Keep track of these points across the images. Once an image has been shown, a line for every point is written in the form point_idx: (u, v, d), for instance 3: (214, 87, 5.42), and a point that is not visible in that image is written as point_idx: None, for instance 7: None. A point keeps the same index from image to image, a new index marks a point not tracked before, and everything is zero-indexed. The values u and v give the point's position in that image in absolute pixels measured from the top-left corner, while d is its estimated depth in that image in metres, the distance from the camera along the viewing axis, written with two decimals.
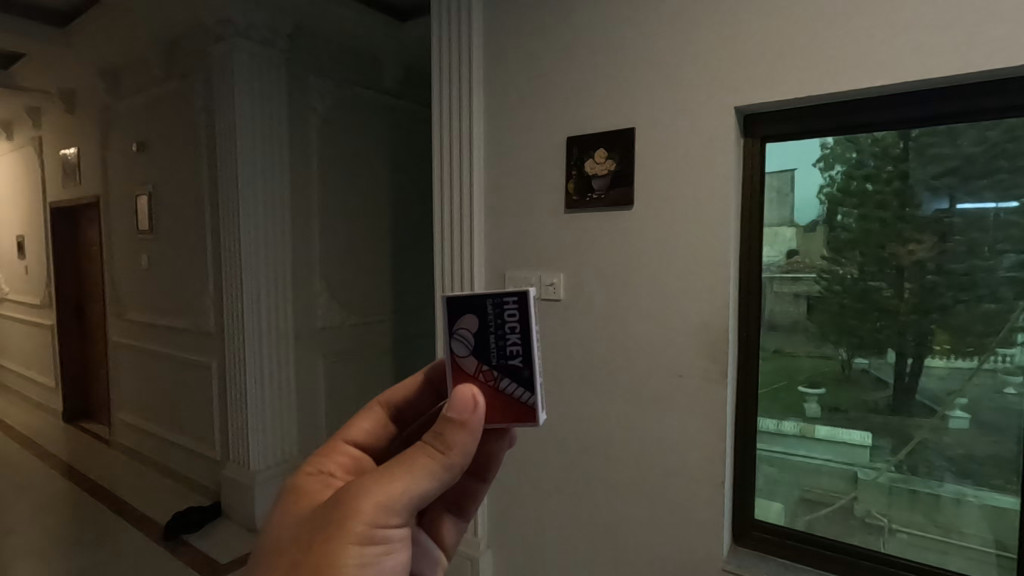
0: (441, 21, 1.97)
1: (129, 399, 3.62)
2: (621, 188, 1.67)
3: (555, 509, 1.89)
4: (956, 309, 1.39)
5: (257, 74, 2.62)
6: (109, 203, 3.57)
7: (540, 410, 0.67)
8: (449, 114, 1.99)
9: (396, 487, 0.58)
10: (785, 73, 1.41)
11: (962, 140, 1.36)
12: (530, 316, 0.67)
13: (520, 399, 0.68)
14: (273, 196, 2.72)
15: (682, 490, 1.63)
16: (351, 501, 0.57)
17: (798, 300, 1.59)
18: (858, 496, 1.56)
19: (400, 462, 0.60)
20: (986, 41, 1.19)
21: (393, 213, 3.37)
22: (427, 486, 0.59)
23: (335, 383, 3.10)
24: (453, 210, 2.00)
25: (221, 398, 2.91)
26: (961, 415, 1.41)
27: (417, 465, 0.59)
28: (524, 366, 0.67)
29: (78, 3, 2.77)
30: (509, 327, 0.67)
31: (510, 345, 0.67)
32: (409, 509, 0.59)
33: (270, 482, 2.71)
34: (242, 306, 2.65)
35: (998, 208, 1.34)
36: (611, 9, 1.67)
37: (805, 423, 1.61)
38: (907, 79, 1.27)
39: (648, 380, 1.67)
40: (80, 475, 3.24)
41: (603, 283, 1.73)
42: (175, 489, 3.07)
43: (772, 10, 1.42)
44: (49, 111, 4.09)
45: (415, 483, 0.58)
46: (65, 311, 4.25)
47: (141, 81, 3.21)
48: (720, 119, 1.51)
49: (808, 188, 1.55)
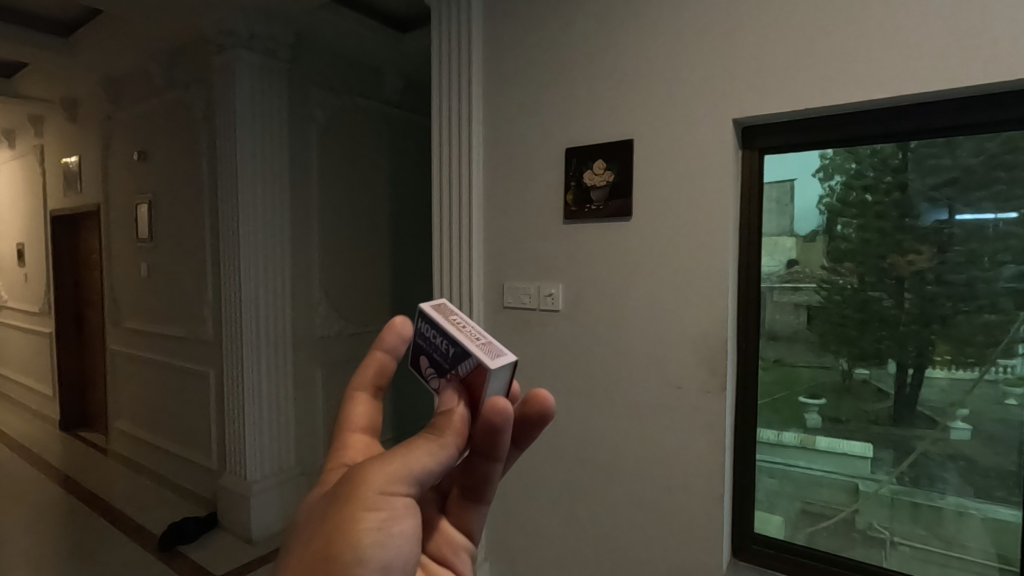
0: (441, 33, 1.99)
1: (126, 408, 3.60)
2: (619, 199, 1.68)
3: (552, 520, 1.87)
4: (956, 320, 1.39)
5: (258, 85, 2.64)
6: (109, 211, 3.58)
7: (486, 359, 0.57)
8: (449, 125, 2.00)
9: (393, 465, 0.53)
10: (783, 86, 1.42)
11: (961, 151, 1.36)
12: (433, 318, 0.62)
13: (473, 368, 0.58)
14: (274, 206, 2.73)
15: (682, 502, 1.62)
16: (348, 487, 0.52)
17: (798, 310, 1.59)
18: (859, 508, 1.55)
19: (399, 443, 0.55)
20: (983, 54, 1.20)
21: (393, 223, 3.38)
22: (431, 466, 0.54)
23: (333, 393, 3.09)
24: (451, 220, 2.01)
25: (218, 407, 2.90)
26: (962, 426, 1.41)
27: (417, 445, 0.54)
28: (457, 347, 0.59)
29: (82, 14, 2.80)
30: (432, 338, 0.62)
31: (441, 346, 0.61)
32: (411, 491, 0.53)
33: (267, 493, 2.69)
34: (241, 315, 2.65)
35: (998, 219, 1.34)
36: (609, 22, 1.69)
37: (805, 434, 1.60)
38: (905, 91, 1.28)
39: (646, 391, 1.66)
40: (75, 484, 3.22)
41: (602, 293, 1.73)
42: (171, 499, 3.05)
43: (770, 24, 1.43)
44: (51, 120, 4.11)
45: (416, 463, 0.53)
46: (63, 319, 4.25)
47: (143, 91, 3.23)
48: (718, 130, 1.52)
49: (808, 199, 1.55)
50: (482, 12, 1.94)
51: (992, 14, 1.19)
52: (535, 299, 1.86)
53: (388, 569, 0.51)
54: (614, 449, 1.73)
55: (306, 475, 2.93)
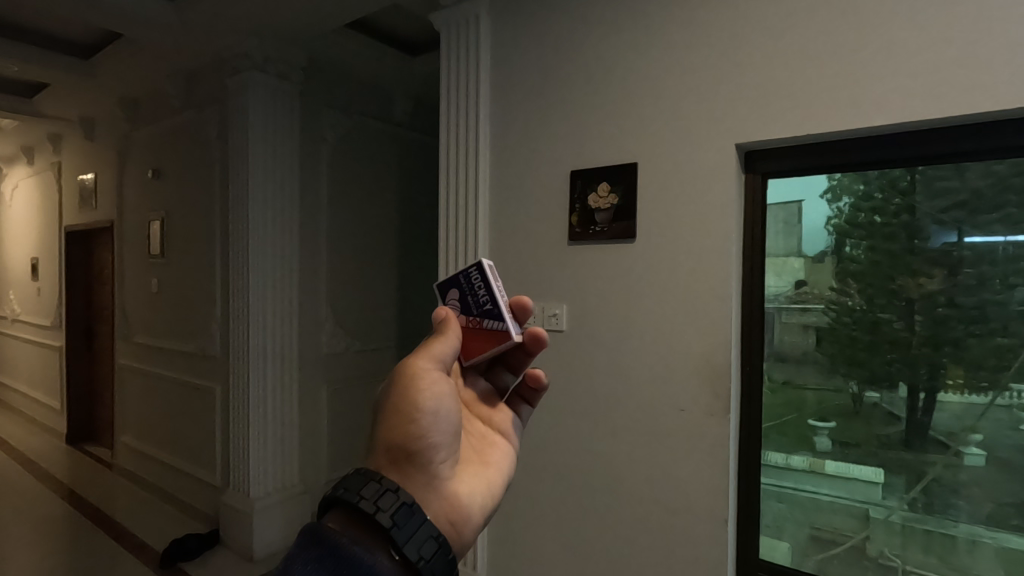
0: (450, 58, 2.04)
1: (133, 421, 3.62)
2: (623, 221, 1.69)
3: (554, 543, 1.86)
4: (968, 343, 1.38)
5: (270, 106, 2.70)
6: (122, 227, 3.64)
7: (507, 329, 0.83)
8: (456, 147, 2.04)
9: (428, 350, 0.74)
10: (787, 109, 1.44)
11: (969, 174, 1.36)
12: (488, 276, 0.86)
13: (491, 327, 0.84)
14: (284, 224, 2.77)
15: (686, 529, 1.60)
16: (410, 399, 0.68)
17: (807, 330, 1.58)
18: (870, 535, 1.52)
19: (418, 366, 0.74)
20: (986, 78, 1.21)
21: (401, 241, 3.41)
22: (448, 351, 0.75)
23: (338, 410, 3.09)
24: (458, 241, 2.04)
25: (224, 422, 2.91)
26: (976, 451, 1.38)
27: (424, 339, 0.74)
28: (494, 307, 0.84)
29: (103, 37, 2.90)
30: (477, 288, 0.86)
31: (482, 299, 0.85)
32: (442, 362, 0.74)
33: (269, 511, 2.68)
34: (248, 331, 2.67)
35: (1007, 242, 1.33)
36: (614, 48, 1.72)
37: (814, 457, 1.58)
38: (908, 118, 1.29)
39: (650, 414, 1.66)
40: (79, 499, 3.22)
41: (606, 314, 1.74)
42: (173, 515, 3.04)
43: (772, 53, 1.46)
44: (69, 139, 4.22)
45: (437, 356, 0.74)
46: (74, 333, 4.30)
47: (159, 112, 3.32)
48: (721, 155, 1.54)
49: (816, 219, 1.56)
50: (490, 38, 1.98)
51: (996, 38, 1.20)
52: (539, 319, 1.87)
53: (448, 414, 0.70)
54: (618, 472, 1.72)
55: (309, 493, 2.92)
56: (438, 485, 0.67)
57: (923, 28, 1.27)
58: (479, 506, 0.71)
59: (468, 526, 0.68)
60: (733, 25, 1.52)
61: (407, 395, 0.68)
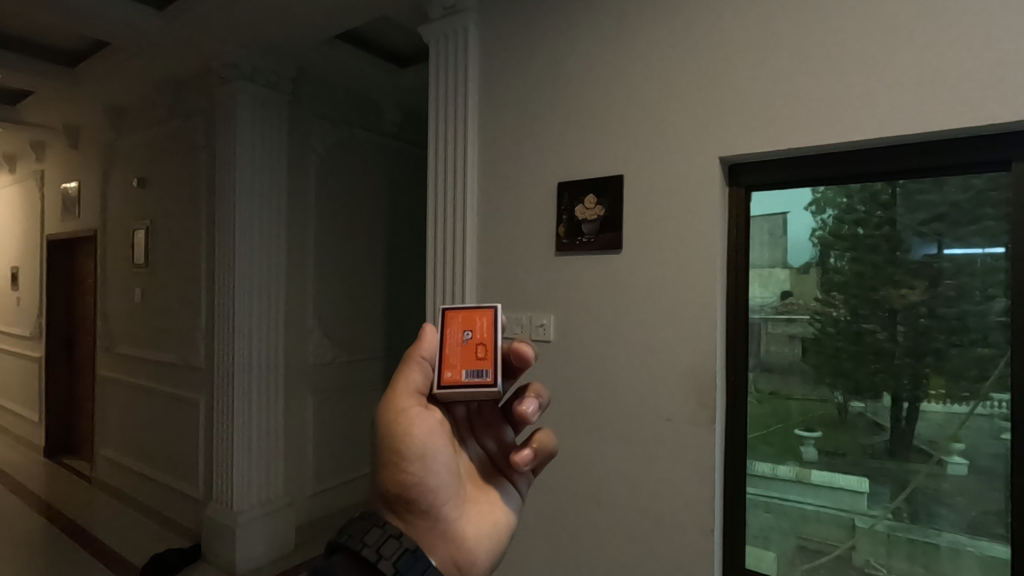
0: (438, 69, 2.05)
1: (113, 434, 3.55)
2: (609, 233, 1.71)
3: (541, 554, 1.85)
4: (949, 353, 1.40)
5: (258, 115, 2.70)
6: (106, 236, 3.60)
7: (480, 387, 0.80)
8: (444, 158, 2.05)
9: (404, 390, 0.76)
10: (770, 123, 1.47)
11: (948, 187, 1.39)
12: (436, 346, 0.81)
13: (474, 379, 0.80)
14: (271, 234, 2.75)
15: (673, 539, 1.60)
16: (396, 447, 0.72)
17: (793, 341, 1.60)
18: (856, 544, 1.53)
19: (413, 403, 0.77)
20: (959, 96, 1.24)
21: (389, 251, 3.41)
22: (423, 384, 0.78)
23: (324, 421, 3.06)
24: (446, 251, 2.04)
25: (207, 434, 2.87)
26: (959, 460, 1.39)
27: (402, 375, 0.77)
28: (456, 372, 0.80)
29: (89, 45, 2.88)
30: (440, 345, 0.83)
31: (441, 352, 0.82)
32: (419, 396, 0.77)
33: (253, 525, 2.63)
34: (233, 341, 2.64)
35: (985, 254, 1.36)
36: (599, 62, 1.75)
37: (801, 467, 1.59)
38: (886, 134, 1.32)
39: (636, 424, 1.66)
40: (57, 514, 3.15)
41: (593, 324, 1.75)
42: (153, 530, 2.98)
43: (754, 69, 1.49)
44: (52, 146, 4.16)
45: (414, 390, 0.77)
46: (54, 343, 4.22)
47: (145, 120, 3.29)
48: (705, 168, 1.56)
49: (800, 231, 1.58)
50: (479, 51, 2.00)
51: (970, 55, 1.24)
52: (526, 330, 1.87)
53: (437, 454, 0.74)
54: (606, 483, 1.72)
55: (293, 506, 2.87)
56: (437, 525, 0.73)
57: (899, 45, 1.31)
58: (481, 540, 0.76)
59: (477, 553, 0.74)
60: (716, 41, 1.55)
61: (396, 450, 0.72)
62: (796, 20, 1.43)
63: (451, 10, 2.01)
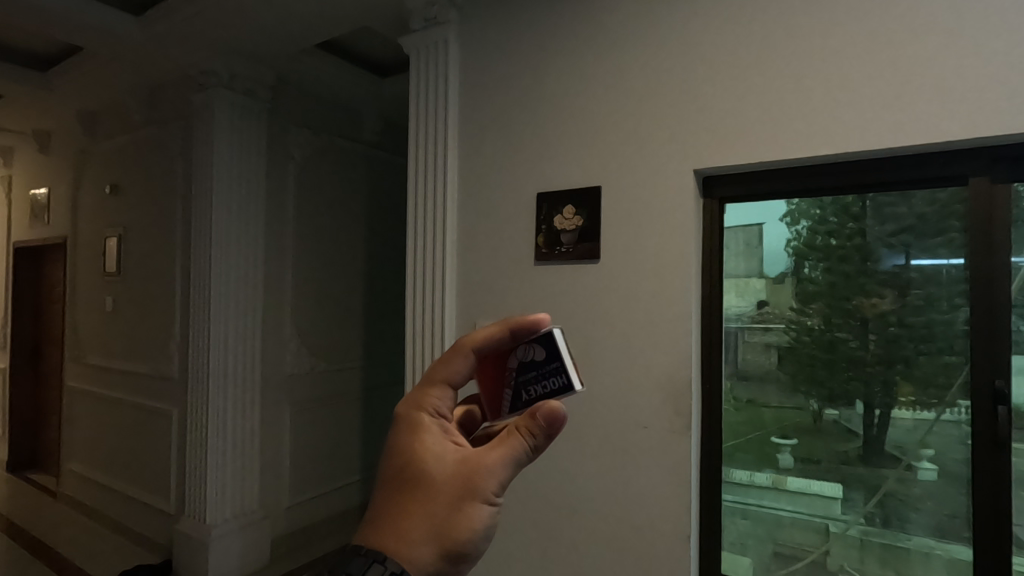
0: (419, 80, 2.07)
1: (81, 447, 3.45)
2: (588, 243, 1.73)
3: (519, 564, 1.84)
4: (918, 361, 1.44)
5: (236, 123, 2.67)
6: (76, 243, 3.52)
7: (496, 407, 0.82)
8: (425, 167, 2.06)
9: (498, 462, 0.68)
10: (743, 137, 1.51)
11: (914, 201, 1.44)
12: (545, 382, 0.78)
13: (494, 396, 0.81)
14: (248, 242, 2.72)
15: (651, 547, 1.61)
16: (471, 519, 0.65)
17: (768, 349, 1.64)
18: (830, 549, 1.56)
19: (474, 456, 0.69)
20: (922, 114, 1.30)
21: (369, 260, 3.39)
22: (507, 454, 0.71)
23: (301, 432, 3.02)
24: (426, 260, 2.04)
25: (179, 446, 2.80)
26: (927, 466, 1.43)
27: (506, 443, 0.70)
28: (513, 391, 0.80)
29: (62, 50, 2.84)
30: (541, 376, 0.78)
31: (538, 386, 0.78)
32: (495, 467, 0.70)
33: (226, 539, 2.58)
34: (208, 351, 2.60)
35: (950, 264, 1.41)
36: (577, 76, 1.78)
37: (777, 474, 1.62)
38: (853, 149, 1.37)
39: (615, 432, 1.68)
40: (20, 531, 3.04)
41: (572, 333, 1.76)
42: (122, 546, 2.89)
43: (728, 84, 1.53)
44: (21, 151, 4.06)
45: (505, 463, 0.69)
46: (19, 354, 4.09)
47: (119, 126, 3.24)
48: (682, 180, 1.59)
49: (775, 241, 1.62)
50: (459, 62, 2.02)
51: (930, 74, 1.29)
52: None
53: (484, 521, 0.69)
54: (585, 491, 1.72)
55: (269, 519, 2.82)
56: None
57: (864, 63, 1.36)
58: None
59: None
60: (690, 56, 1.59)
61: (472, 524, 0.65)
62: (766, 39, 1.48)
63: (431, 21, 2.03)
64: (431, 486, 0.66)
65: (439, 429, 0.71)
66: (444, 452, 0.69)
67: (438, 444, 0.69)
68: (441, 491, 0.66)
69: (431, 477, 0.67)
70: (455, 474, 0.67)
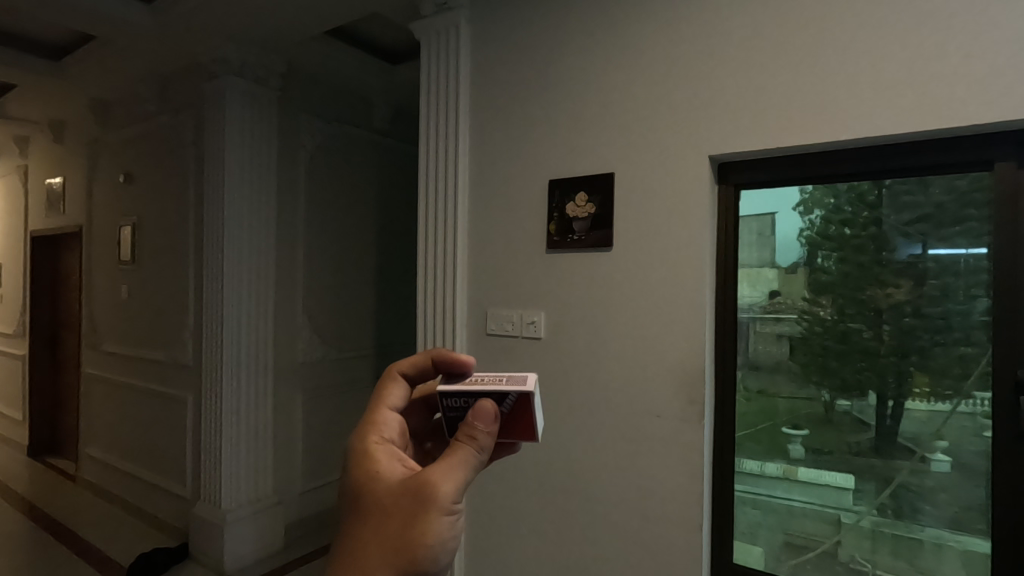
0: (429, 66, 2.04)
1: (99, 432, 3.52)
2: (601, 231, 1.72)
3: (531, 548, 1.85)
4: (933, 352, 1.42)
5: (247, 111, 2.67)
6: (91, 231, 3.55)
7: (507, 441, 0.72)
8: (436, 155, 2.04)
9: (448, 469, 0.58)
10: (760, 122, 1.48)
11: (933, 188, 1.41)
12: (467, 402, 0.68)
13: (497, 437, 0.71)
14: (259, 231, 2.73)
15: (662, 534, 1.61)
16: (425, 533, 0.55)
17: (780, 340, 1.62)
18: (841, 540, 1.54)
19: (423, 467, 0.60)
20: (946, 96, 1.26)
21: (381, 248, 3.40)
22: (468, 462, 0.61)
23: (313, 418, 3.05)
24: (438, 247, 2.03)
25: (194, 431, 2.84)
26: (942, 458, 1.41)
27: (460, 453, 0.60)
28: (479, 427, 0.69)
29: (75, 39, 2.84)
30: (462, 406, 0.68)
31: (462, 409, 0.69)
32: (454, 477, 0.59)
33: (241, 523, 2.61)
34: (221, 338, 2.62)
35: (969, 254, 1.38)
36: (590, 61, 1.76)
37: (788, 464, 1.61)
38: (873, 135, 1.34)
39: (627, 420, 1.67)
40: (42, 514, 3.11)
41: (584, 321, 1.75)
42: (139, 529, 2.95)
43: (745, 68, 1.50)
44: (37, 141, 4.10)
45: (458, 469, 0.59)
46: (38, 340, 4.15)
47: (132, 115, 3.25)
48: (696, 167, 1.57)
49: (788, 230, 1.60)
50: (471, 48, 2.00)
51: (958, 57, 1.25)
52: (517, 327, 1.87)
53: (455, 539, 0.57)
54: (597, 479, 1.72)
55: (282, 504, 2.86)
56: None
57: (888, 47, 1.32)
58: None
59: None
60: (706, 40, 1.56)
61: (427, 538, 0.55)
62: (784, 22, 1.45)
63: (442, 6, 2.01)
64: (377, 510, 0.58)
65: (387, 453, 0.65)
66: (392, 473, 0.61)
67: (384, 466, 0.62)
68: (389, 512, 0.57)
69: (379, 499, 0.58)
70: (401, 488, 0.58)
